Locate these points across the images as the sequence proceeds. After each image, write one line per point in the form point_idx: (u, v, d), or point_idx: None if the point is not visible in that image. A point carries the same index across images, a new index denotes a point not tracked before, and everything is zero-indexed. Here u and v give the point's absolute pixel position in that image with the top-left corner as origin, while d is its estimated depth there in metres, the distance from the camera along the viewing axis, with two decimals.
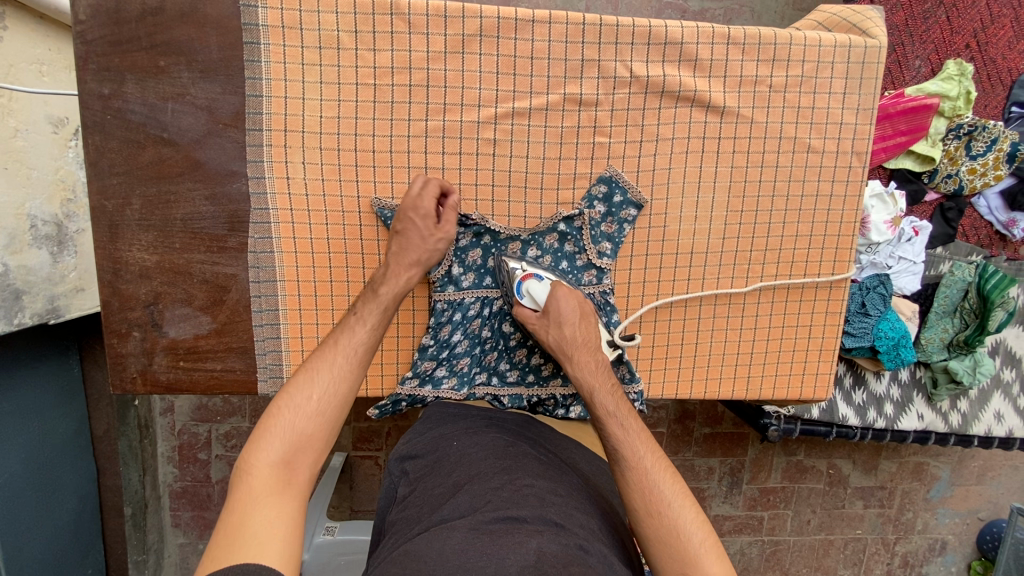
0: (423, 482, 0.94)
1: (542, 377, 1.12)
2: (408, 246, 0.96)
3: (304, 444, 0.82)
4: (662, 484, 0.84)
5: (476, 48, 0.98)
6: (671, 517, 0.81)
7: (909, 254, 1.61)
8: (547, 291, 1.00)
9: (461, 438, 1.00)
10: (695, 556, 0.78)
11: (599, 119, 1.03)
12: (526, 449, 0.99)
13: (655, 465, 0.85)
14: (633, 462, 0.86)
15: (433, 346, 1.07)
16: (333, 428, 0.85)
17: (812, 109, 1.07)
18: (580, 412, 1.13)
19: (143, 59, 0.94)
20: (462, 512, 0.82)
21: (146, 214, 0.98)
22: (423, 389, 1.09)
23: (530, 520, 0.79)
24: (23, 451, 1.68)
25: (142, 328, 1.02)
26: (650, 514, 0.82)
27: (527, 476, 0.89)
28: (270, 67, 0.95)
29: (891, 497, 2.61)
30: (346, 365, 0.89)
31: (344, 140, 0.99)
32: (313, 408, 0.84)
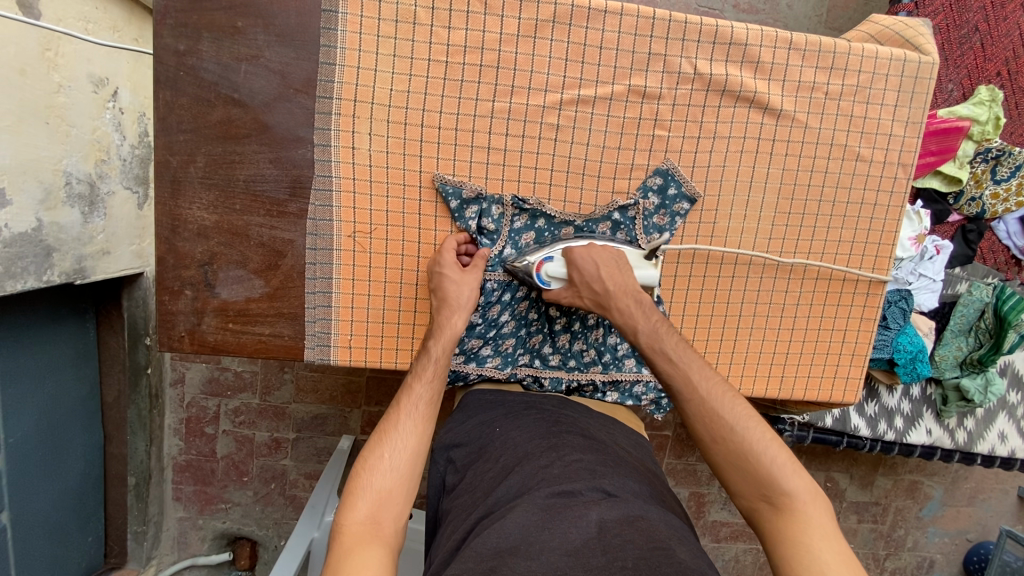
0: (471, 468, 0.97)
1: (583, 363, 1.13)
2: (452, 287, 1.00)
3: (386, 499, 0.84)
4: (723, 409, 0.87)
5: (548, 34, 1.00)
6: (739, 438, 0.85)
7: (929, 272, 1.67)
8: (562, 264, 1.01)
9: (502, 423, 1.02)
10: (767, 472, 0.81)
11: (660, 113, 1.06)
12: (567, 426, 1.01)
13: (712, 392, 0.89)
14: (690, 394, 0.89)
15: (481, 325, 1.07)
16: (411, 481, 0.87)
17: (864, 119, 1.11)
18: (618, 398, 1.15)
19: (221, 19, 0.94)
20: (517, 489, 0.85)
21: (209, 173, 0.99)
22: (467, 366, 1.10)
23: (584, 491, 0.82)
24: (36, 410, 1.66)
25: (195, 287, 1.02)
26: (716, 439, 0.86)
27: (575, 452, 0.92)
28: (345, 36, 0.96)
29: (885, 513, 2.65)
30: (410, 422, 0.91)
31: (411, 114, 1.00)
32: (385, 465, 0.86)
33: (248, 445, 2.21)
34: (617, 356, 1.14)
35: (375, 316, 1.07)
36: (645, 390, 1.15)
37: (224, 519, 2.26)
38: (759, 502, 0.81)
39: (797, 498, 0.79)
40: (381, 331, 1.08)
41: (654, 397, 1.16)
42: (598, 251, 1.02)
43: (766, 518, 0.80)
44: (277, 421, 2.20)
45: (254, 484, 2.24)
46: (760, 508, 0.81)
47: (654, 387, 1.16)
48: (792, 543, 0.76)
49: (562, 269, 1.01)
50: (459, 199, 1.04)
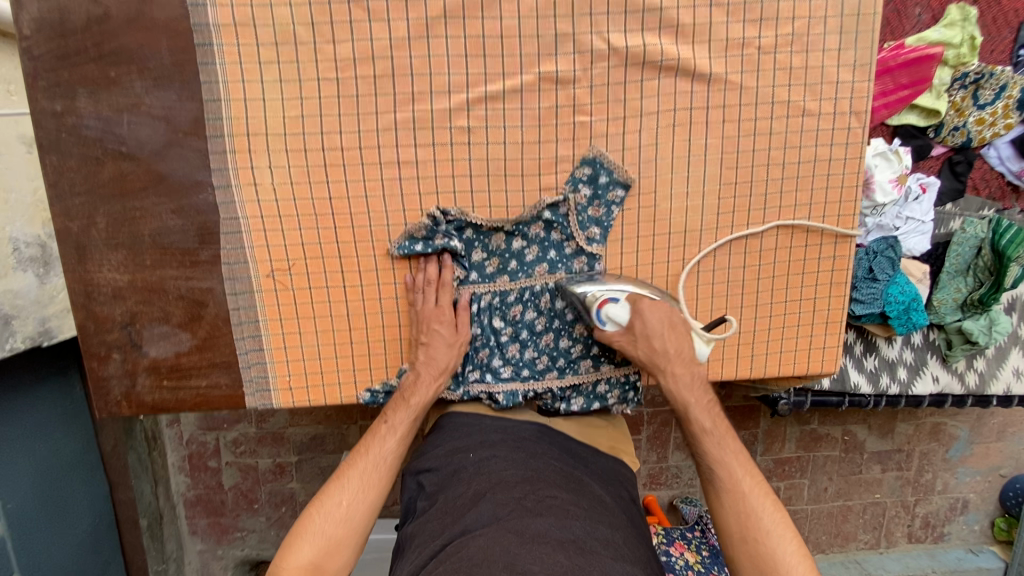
0: (442, 493, 0.95)
1: (537, 371, 1.07)
2: (445, 345, 1.00)
3: (333, 548, 0.92)
4: (760, 512, 0.94)
5: (441, 31, 0.92)
6: (761, 538, 0.92)
7: (916, 214, 1.57)
8: (626, 310, 0.98)
9: (477, 449, 0.99)
10: None
11: (578, 97, 0.97)
12: (544, 459, 0.99)
13: (753, 491, 0.96)
14: (731, 488, 0.97)
15: None
16: (359, 535, 0.95)
17: (806, 69, 1.00)
18: (583, 404, 1.09)
19: (93, 71, 0.88)
20: (489, 520, 0.84)
21: (112, 233, 0.94)
22: None
23: (552, 531, 0.81)
24: (32, 474, 1.67)
25: (122, 350, 0.99)
26: (739, 535, 0.94)
27: (551, 488, 0.91)
28: (225, 68, 0.90)
29: (909, 459, 2.57)
30: (374, 474, 0.98)
31: (310, 140, 0.94)
32: (342, 513, 0.95)
33: (253, 473, 2.23)
34: (572, 358, 1.07)
35: (309, 353, 1.03)
36: (609, 389, 1.09)
37: (242, 545, 2.30)
38: None
39: None
40: (319, 368, 1.04)
41: (619, 394, 1.10)
42: (665, 308, 1.01)
43: None
44: (276, 446, 2.20)
45: (265, 510, 2.26)
46: None
47: (616, 383, 1.09)
48: None
49: (625, 313, 0.98)
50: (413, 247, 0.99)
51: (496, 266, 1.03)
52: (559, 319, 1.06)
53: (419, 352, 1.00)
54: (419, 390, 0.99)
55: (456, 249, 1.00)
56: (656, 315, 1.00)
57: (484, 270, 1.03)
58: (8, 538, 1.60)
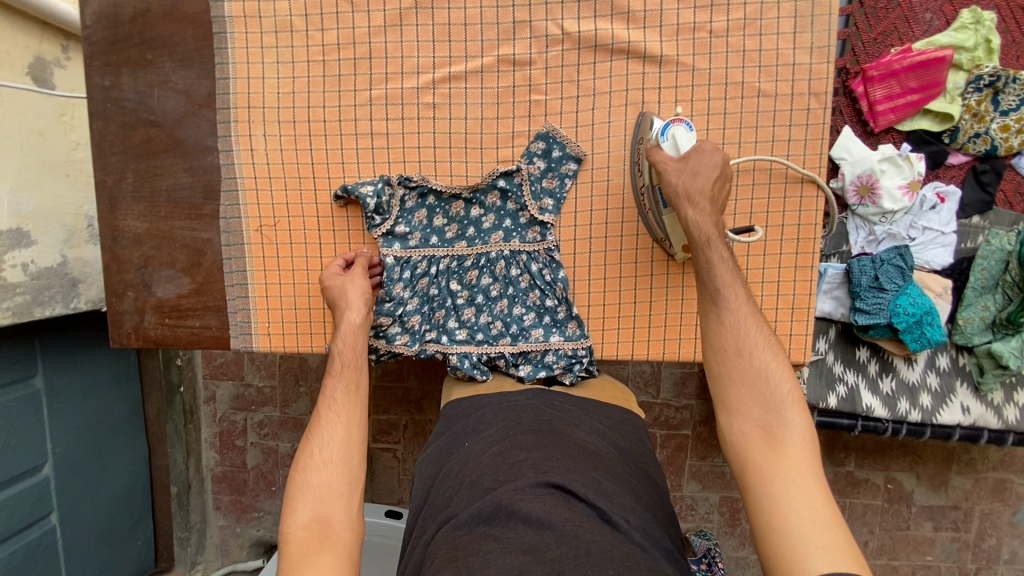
0: (436, 485, 1.02)
1: (491, 336, 1.12)
2: (338, 288, 1.06)
3: (326, 497, 0.92)
4: (755, 332, 0.89)
5: (413, 20, 1.05)
6: (747, 364, 0.88)
7: (934, 224, 1.48)
8: (691, 141, 0.96)
9: (468, 437, 1.05)
10: (775, 401, 0.85)
11: (533, 78, 1.06)
12: (526, 422, 1.03)
13: (752, 313, 0.90)
14: (731, 309, 0.90)
15: (389, 302, 1.10)
16: (347, 474, 0.94)
17: (759, 52, 1.03)
18: (530, 370, 1.12)
19: (135, 54, 1.09)
20: (470, 502, 0.89)
21: (138, 187, 1.13)
22: (377, 341, 1.12)
23: (532, 487, 0.88)
24: (82, 425, 1.90)
25: (135, 289, 1.16)
26: (728, 355, 0.89)
27: (522, 451, 0.96)
28: (235, 52, 1.08)
29: (968, 519, 2.27)
30: (332, 415, 0.99)
31: (298, 112, 1.09)
32: (319, 461, 0.95)
33: (274, 456, 2.34)
34: (524, 326, 1.11)
35: (287, 303, 1.15)
36: (556, 358, 1.11)
37: (258, 526, 2.39)
38: (753, 424, 0.85)
39: (792, 430, 0.83)
40: (294, 318, 1.15)
41: (565, 363, 1.12)
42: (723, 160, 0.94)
43: (754, 439, 0.84)
44: (296, 432, 2.32)
45: (281, 493, 2.36)
46: (751, 426, 0.85)
47: (563, 354, 1.11)
48: (766, 466, 0.81)
49: (687, 141, 0.96)
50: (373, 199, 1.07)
51: (455, 231, 1.11)
52: (513, 286, 1.11)
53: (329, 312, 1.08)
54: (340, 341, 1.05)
55: (368, 204, 1.06)
56: (710, 160, 0.93)
57: (444, 235, 1.11)
58: (54, 479, 1.81)
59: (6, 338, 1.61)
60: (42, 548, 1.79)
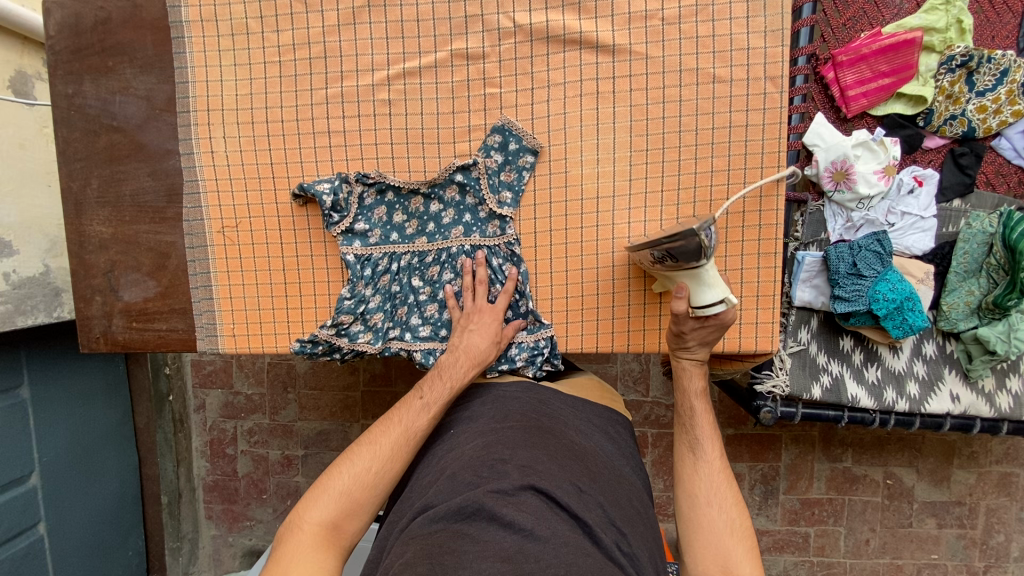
0: (418, 475, 1.04)
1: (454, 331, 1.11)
2: (492, 331, 1.06)
3: (353, 511, 0.95)
4: (724, 487, 1.02)
5: (366, 18, 1.06)
6: (714, 511, 1.00)
7: (913, 208, 1.46)
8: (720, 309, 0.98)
9: (458, 425, 1.09)
10: (735, 551, 0.96)
11: (487, 72, 1.06)
12: (513, 416, 1.06)
13: (721, 470, 1.04)
14: (704, 459, 1.05)
15: (350, 300, 1.10)
16: (378, 503, 0.98)
17: (713, 37, 1.03)
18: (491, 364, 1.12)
19: (97, 62, 1.11)
20: (449, 494, 0.90)
21: (102, 192, 1.14)
22: (340, 339, 1.11)
23: (513, 491, 0.87)
24: (69, 435, 1.92)
25: (103, 294, 1.17)
26: (700, 503, 1.01)
27: (506, 449, 0.97)
28: (193, 56, 1.09)
29: (973, 516, 2.21)
30: (405, 446, 1.01)
31: (256, 114, 1.10)
32: (368, 479, 0.97)
33: (264, 464, 2.35)
34: None
35: (251, 304, 1.15)
36: (518, 351, 1.11)
37: (250, 536, 2.39)
38: (714, 569, 0.95)
39: None
40: (258, 318, 1.15)
41: (526, 356, 1.11)
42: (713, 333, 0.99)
43: None
44: (286, 438, 2.33)
45: (273, 501, 2.36)
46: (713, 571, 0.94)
47: (525, 346, 1.11)
48: None
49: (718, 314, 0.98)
50: (332, 195, 1.06)
51: (415, 228, 1.11)
52: None
53: (462, 337, 1.05)
54: (454, 372, 1.03)
55: (325, 202, 1.06)
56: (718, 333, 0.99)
57: (404, 231, 1.11)
58: (41, 489, 1.83)
59: None
60: (32, 557, 1.80)
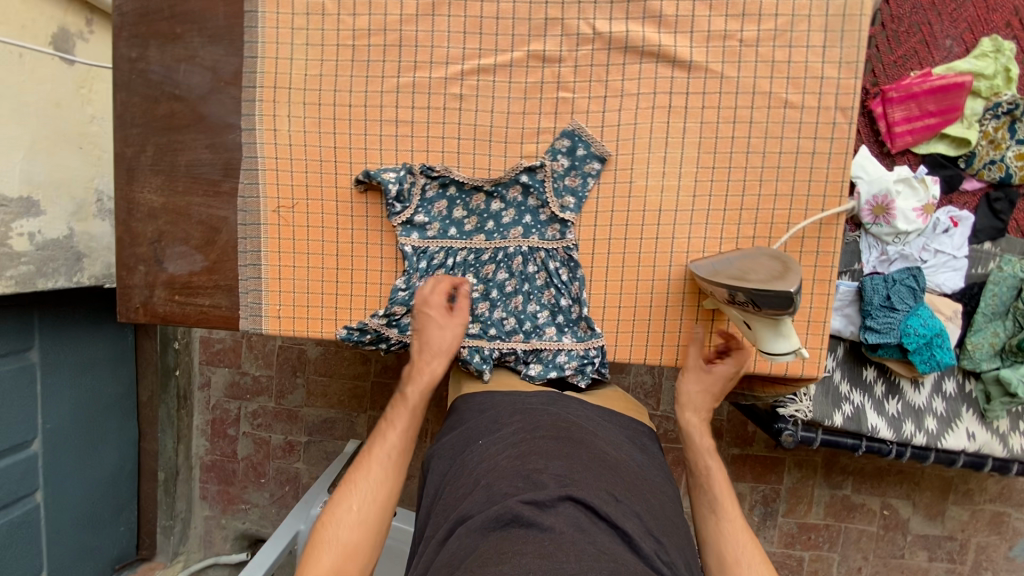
0: (449, 481, 0.98)
1: (504, 331, 1.11)
2: (438, 321, 1.06)
3: (351, 555, 0.92)
4: (748, 544, 1.01)
5: (445, 11, 1.05)
6: (744, 570, 0.98)
7: (947, 247, 1.49)
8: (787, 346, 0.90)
9: (485, 436, 1.02)
10: None
11: (562, 75, 1.06)
12: (543, 426, 1.00)
13: (743, 528, 1.03)
14: (727, 516, 1.04)
15: (404, 291, 1.09)
16: (375, 537, 0.96)
17: (789, 63, 1.04)
18: (540, 370, 1.11)
19: (165, 27, 1.09)
20: (485, 504, 0.86)
21: (157, 160, 1.12)
22: (390, 330, 1.11)
23: (552, 501, 0.83)
24: (73, 403, 1.87)
25: (147, 263, 1.15)
26: (728, 563, 0.99)
27: (541, 458, 0.92)
28: (264, 31, 1.07)
29: (963, 551, 2.26)
30: (380, 468, 1.01)
31: (324, 95, 1.09)
32: (355, 517, 0.96)
33: (265, 448, 2.32)
34: (537, 324, 1.11)
35: (299, 286, 1.13)
36: (568, 359, 1.10)
37: (244, 519, 2.35)
38: None
39: None
40: (306, 301, 1.14)
41: (576, 364, 1.10)
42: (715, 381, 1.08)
43: None
44: (290, 424, 2.30)
45: (270, 486, 2.32)
46: None
47: (576, 354, 1.11)
48: None
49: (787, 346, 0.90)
50: (397, 185, 1.06)
51: (474, 224, 1.11)
52: (528, 283, 1.10)
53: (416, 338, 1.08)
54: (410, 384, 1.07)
55: (390, 191, 1.06)
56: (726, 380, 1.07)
57: (462, 227, 1.10)
58: (41, 457, 1.78)
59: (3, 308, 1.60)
60: (24, 526, 1.75)
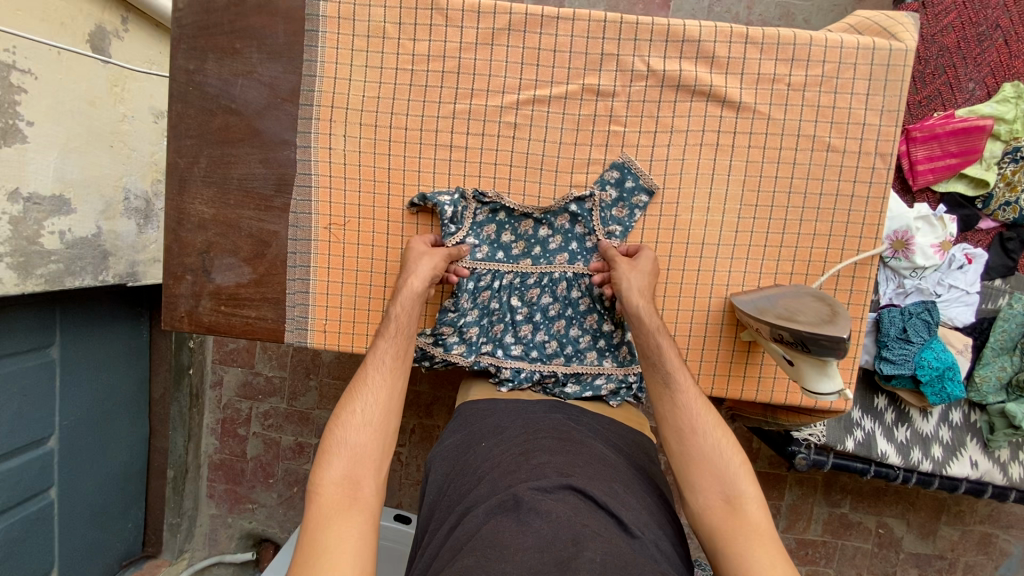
0: (454, 481, 0.99)
1: (545, 354, 1.14)
2: (419, 249, 1.07)
3: (361, 456, 0.91)
4: (701, 412, 0.96)
5: (504, 41, 1.08)
6: (700, 439, 0.94)
7: (960, 283, 1.54)
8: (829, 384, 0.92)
9: (488, 437, 1.03)
10: (729, 475, 0.91)
11: (614, 110, 1.09)
12: (544, 429, 1.03)
13: (697, 398, 0.97)
14: (682, 391, 0.97)
15: (451, 312, 1.12)
16: (384, 439, 0.94)
17: (833, 108, 1.08)
18: (578, 390, 1.14)
19: (223, 42, 1.10)
20: (489, 494, 0.87)
21: (209, 172, 1.13)
22: (434, 348, 1.14)
23: (554, 489, 0.84)
24: (89, 400, 1.86)
25: (194, 273, 1.16)
26: (685, 435, 0.95)
27: (545, 454, 0.93)
28: (324, 51, 1.09)
29: (951, 569, 2.34)
30: (378, 375, 0.99)
31: (380, 118, 1.11)
32: (360, 420, 0.94)
33: (275, 448, 2.32)
34: (578, 348, 1.14)
35: (347, 301, 1.16)
36: (605, 381, 1.14)
37: (250, 518, 2.36)
38: (715, 499, 0.90)
39: (749, 500, 0.89)
40: (353, 317, 1.16)
41: (614, 387, 1.14)
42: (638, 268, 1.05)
43: (717, 512, 0.89)
44: (301, 425, 2.30)
45: (278, 487, 2.33)
46: (715, 503, 0.89)
47: (614, 376, 1.14)
48: (729, 539, 0.85)
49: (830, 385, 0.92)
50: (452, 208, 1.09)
51: (522, 249, 1.14)
52: (571, 308, 1.14)
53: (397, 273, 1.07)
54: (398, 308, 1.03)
55: (445, 213, 1.09)
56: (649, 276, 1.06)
57: (510, 250, 1.14)
58: (57, 453, 1.77)
59: (26, 304, 1.59)
60: (41, 523, 1.75)
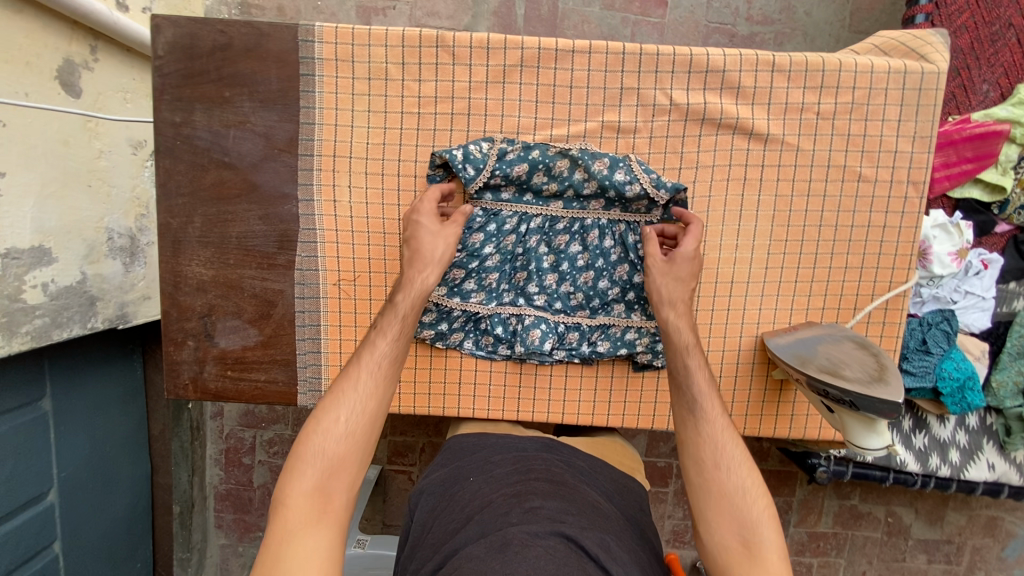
0: (439, 517, 0.95)
1: (570, 306, 1.09)
2: (430, 231, 0.98)
3: (338, 469, 0.85)
4: (730, 445, 0.90)
5: (516, 78, 1.01)
6: (724, 475, 0.88)
7: (977, 289, 1.51)
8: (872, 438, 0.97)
9: (476, 475, 1.01)
10: (752, 518, 0.84)
11: (636, 147, 1.03)
12: (536, 470, 1.00)
13: (725, 431, 0.91)
14: (707, 417, 0.92)
15: (462, 255, 1.05)
16: (364, 453, 0.88)
17: (864, 137, 1.03)
18: (609, 347, 1.09)
19: (211, 91, 1.01)
20: (477, 537, 0.84)
21: (205, 231, 1.05)
22: (450, 299, 1.08)
23: (545, 534, 0.80)
24: (86, 447, 1.79)
25: (197, 338, 1.09)
26: (707, 468, 0.89)
27: (539, 497, 0.90)
28: (322, 97, 1.01)
29: (959, 553, 2.39)
30: (370, 381, 0.92)
31: (388, 166, 1.04)
32: (341, 428, 0.88)
33: None
34: (607, 300, 1.08)
35: None
36: (638, 336, 1.09)
37: None
38: (734, 544, 0.83)
39: (771, 551, 0.82)
40: None
41: (648, 342, 1.09)
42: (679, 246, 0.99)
43: (736, 559, 0.82)
44: None
45: None
46: (733, 547, 0.83)
47: (646, 330, 1.09)
48: None
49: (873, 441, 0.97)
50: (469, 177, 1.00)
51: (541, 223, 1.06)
52: (603, 258, 1.06)
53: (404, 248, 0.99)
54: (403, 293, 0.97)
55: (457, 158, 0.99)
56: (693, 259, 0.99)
57: (540, 193, 1.04)
58: (58, 506, 1.70)
59: (11, 358, 1.50)
60: None
